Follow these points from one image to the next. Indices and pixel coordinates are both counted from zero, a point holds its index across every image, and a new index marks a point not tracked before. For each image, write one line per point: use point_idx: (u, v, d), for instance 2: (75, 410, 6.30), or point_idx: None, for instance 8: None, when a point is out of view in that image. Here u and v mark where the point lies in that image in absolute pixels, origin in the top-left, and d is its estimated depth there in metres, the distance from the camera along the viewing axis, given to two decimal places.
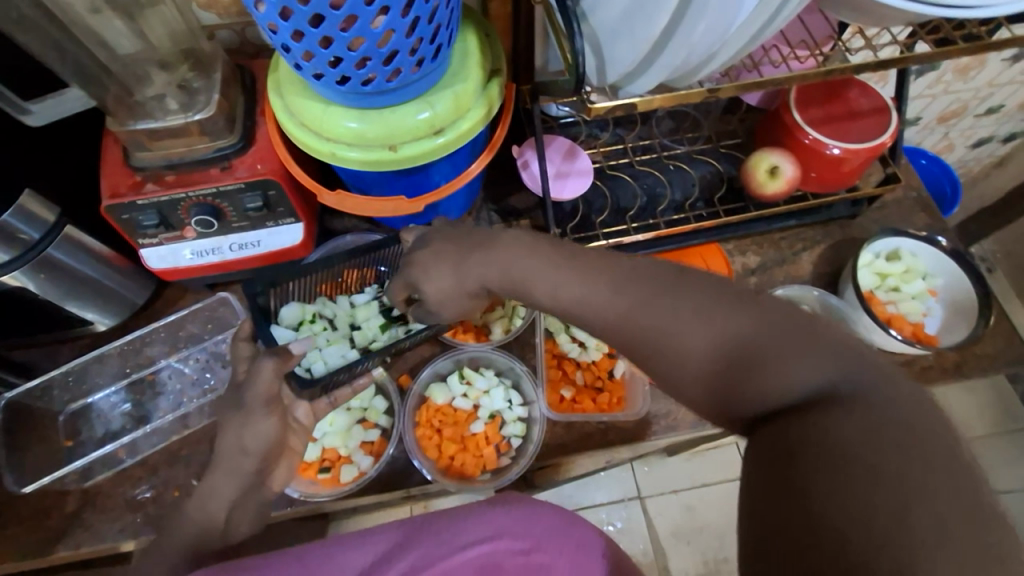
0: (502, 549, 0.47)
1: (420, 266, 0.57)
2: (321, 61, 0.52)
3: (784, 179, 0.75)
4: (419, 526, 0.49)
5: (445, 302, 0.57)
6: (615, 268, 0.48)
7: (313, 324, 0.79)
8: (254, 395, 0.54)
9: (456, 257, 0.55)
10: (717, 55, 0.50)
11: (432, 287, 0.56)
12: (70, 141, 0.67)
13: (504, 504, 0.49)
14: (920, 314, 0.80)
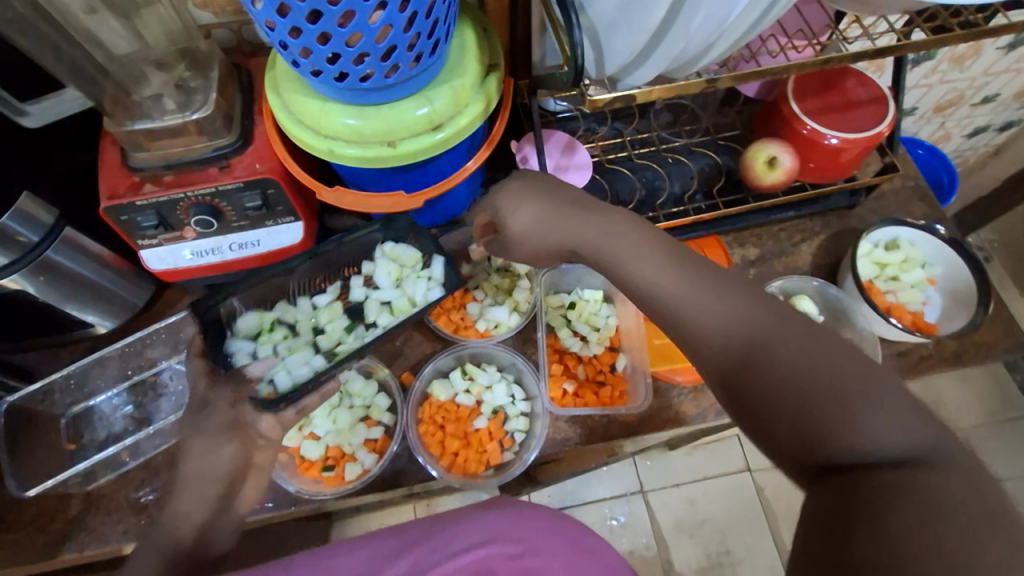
0: (495, 554, 0.52)
1: (513, 191, 0.61)
2: (318, 58, 0.52)
3: (783, 170, 0.75)
4: (415, 537, 0.52)
5: (527, 238, 0.60)
6: (658, 270, 0.50)
7: (272, 333, 0.76)
8: (214, 422, 0.55)
9: (554, 201, 0.59)
10: (715, 45, 0.50)
11: (515, 220, 0.60)
12: (67, 143, 0.67)
13: (497, 509, 0.55)
14: (919, 303, 0.80)
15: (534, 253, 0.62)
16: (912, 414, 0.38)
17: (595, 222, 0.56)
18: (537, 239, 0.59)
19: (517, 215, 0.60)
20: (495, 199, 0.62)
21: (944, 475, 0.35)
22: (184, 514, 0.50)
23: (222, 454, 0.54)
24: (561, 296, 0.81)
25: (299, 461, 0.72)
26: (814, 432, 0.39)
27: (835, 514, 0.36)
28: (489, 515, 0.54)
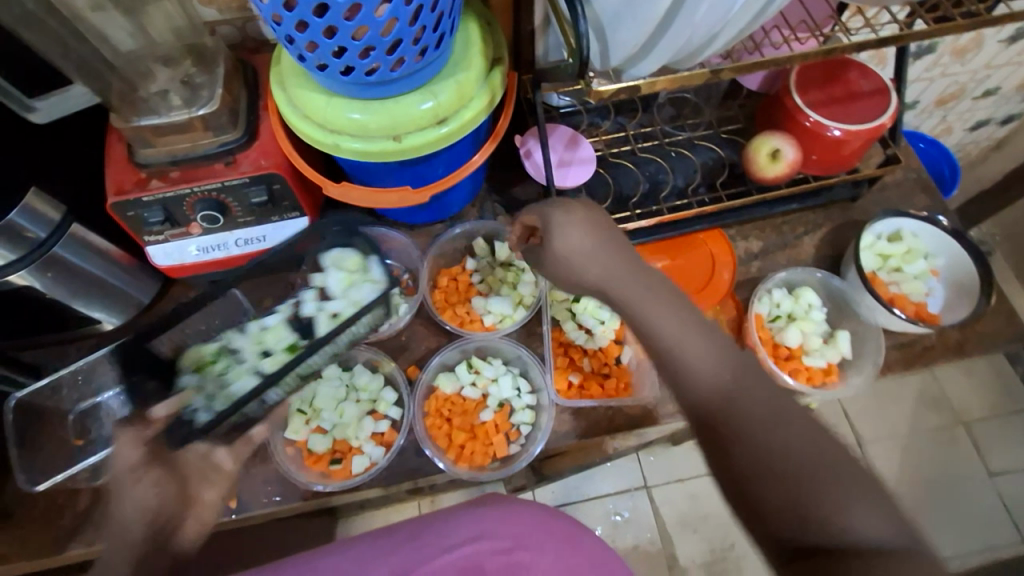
0: (481, 551, 0.61)
1: (567, 213, 0.60)
2: (324, 52, 0.52)
3: (786, 162, 0.76)
4: (403, 538, 0.63)
5: (572, 261, 0.59)
6: (688, 334, 0.53)
7: (216, 365, 0.68)
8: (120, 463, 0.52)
9: (604, 237, 0.59)
10: (719, 36, 0.50)
11: (565, 240, 0.59)
12: (74, 140, 0.68)
13: (486, 506, 0.65)
14: (923, 293, 0.81)
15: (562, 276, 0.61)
16: (884, 512, 0.42)
17: (637, 283, 0.57)
18: (585, 265, 0.58)
19: (568, 237, 0.59)
20: (545, 212, 0.61)
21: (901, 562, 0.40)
22: (128, 538, 0.49)
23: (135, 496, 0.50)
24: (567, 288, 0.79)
25: (308, 454, 0.73)
26: (798, 503, 0.44)
27: None
28: (476, 513, 0.64)
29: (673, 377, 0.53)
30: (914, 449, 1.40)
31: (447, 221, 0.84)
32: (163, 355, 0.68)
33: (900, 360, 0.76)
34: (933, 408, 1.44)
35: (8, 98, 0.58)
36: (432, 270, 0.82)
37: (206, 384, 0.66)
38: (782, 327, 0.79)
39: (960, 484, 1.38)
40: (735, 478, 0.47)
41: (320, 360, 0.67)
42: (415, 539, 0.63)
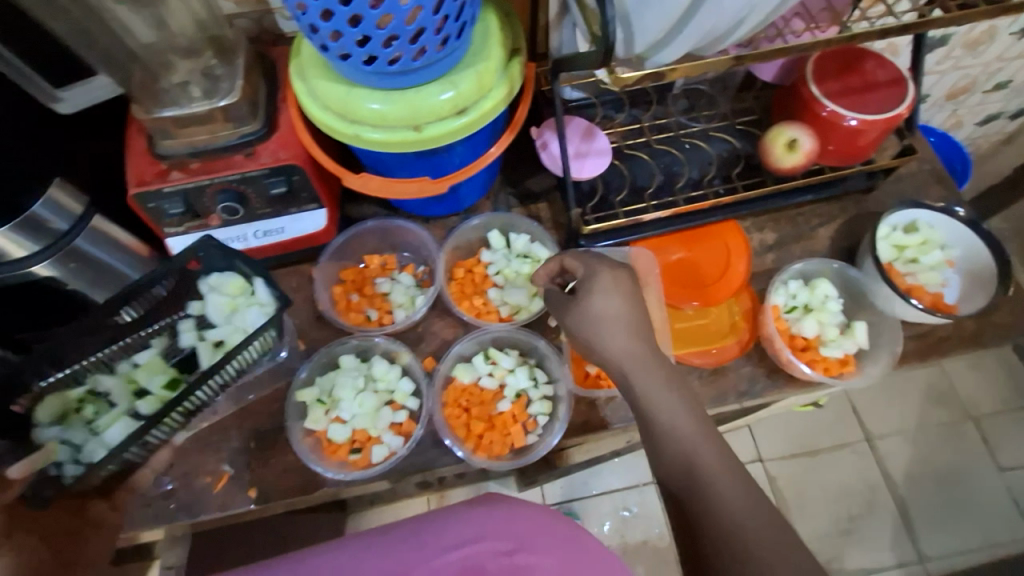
0: (481, 551, 0.62)
1: (605, 280, 0.62)
2: (348, 40, 0.53)
3: (803, 152, 0.76)
4: (398, 536, 0.65)
5: (597, 323, 0.60)
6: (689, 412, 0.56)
7: (82, 411, 0.69)
8: None
9: (633, 306, 0.61)
10: (745, 20, 0.50)
11: (594, 302, 0.61)
12: (94, 132, 0.68)
13: (480, 509, 0.66)
14: (939, 284, 0.80)
15: (579, 334, 0.62)
16: None
17: (653, 367, 0.58)
18: (608, 330, 0.60)
19: (601, 302, 0.61)
20: (581, 273, 0.63)
21: None
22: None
23: None
24: None
25: (326, 444, 0.72)
26: None
27: None
28: (472, 514, 0.65)
29: (657, 444, 0.56)
30: (924, 444, 1.40)
31: (462, 214, 0.85)
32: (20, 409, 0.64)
33: (917, 351, 0.77)
34: (942, 403, 1.44)
35: (30, 83, 0.59)
36: (449, 262, 0.82)
37: (74, 433, 0.68)
38: (798, 318, 0.79)
39: (969, 479, 1.38)
40: (695, 549, 0.51)
41: (208, 394, 0.68)
42: (414, 537, 0.64)
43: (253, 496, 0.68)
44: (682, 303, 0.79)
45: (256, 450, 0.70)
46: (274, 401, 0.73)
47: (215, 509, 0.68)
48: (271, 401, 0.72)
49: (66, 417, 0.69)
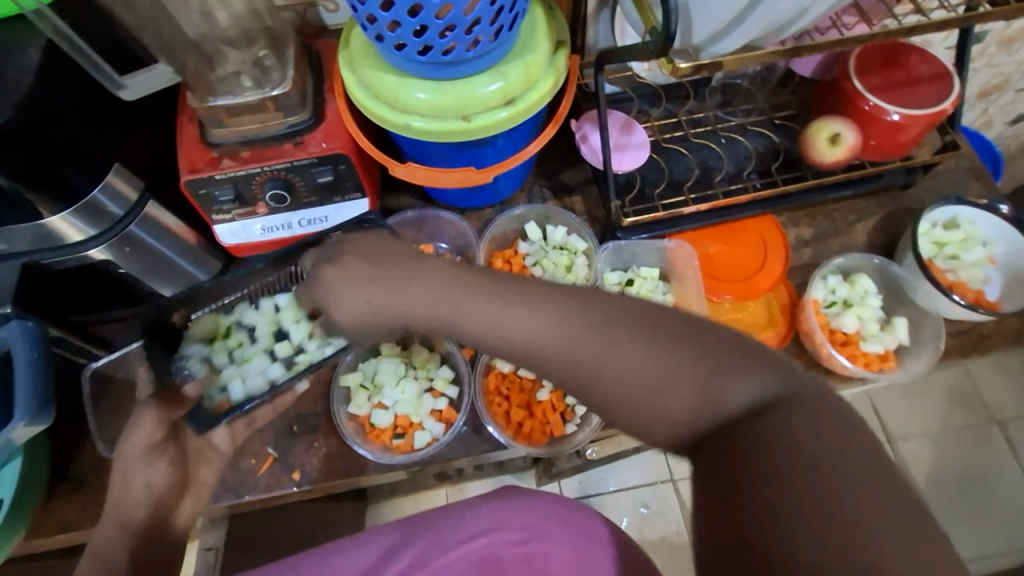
0: (497, 541, 0.61)
1: (337, 281, 0.55)
2: (405, 31, 0.54)
3: (845, 146, 0.76)
4: (419, 530, 0.64)
5: (361, 325, 0.55)
6: (533, 325, 0.48)
7: (227, 338, 0.74)
8: (134, 442, 0.58)
9: (372, 267, 0.54)
10: (808, 10, 0.50)
11: (343, 309, 0.55)
12: (147, 119, 0.69)
13: (499, 498, 0.64)
14: (981, 280, 0.80)
15: (393, 330, 0.55)
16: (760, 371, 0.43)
17: (460, 287, 0.51)
18: (378, 319, 0.54)
19: (344, 308, 0.54)
20: (311, 293, 0.58)
21: (796, 416, 0.40)
22: (132, 518, 0.55)
23: (146, 475, 0.57)
24: (618, 274, 0.82)
25: (369, 429, 0.74)
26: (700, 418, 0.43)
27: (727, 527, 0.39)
28: (490, 506, 0.63)
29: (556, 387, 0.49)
30: (947, 446, 1.38)
31: (498, 206, 0.86)
32: (176, 323, 0.70)
33: (957, 348, 0.77)
34: (966, 406, 1.42)
35: (102, 74, 0.60)
36: (487, 253, 0.83)
37: (217, 356, 0.72)
38: (838, 313, 0.79)
39: (993, 481, 1.36)
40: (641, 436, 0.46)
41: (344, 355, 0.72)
42: (430, 530, 0.64)
43: (297, 478, 0.70)
44: (717, 295, 0.80)
45: (300, 434, 0.71)
46: (316, 386, 0.74)
47: (261, 490, 0.69)
48: (314, 386, 0.74)
49: (213, 339, 0.74)
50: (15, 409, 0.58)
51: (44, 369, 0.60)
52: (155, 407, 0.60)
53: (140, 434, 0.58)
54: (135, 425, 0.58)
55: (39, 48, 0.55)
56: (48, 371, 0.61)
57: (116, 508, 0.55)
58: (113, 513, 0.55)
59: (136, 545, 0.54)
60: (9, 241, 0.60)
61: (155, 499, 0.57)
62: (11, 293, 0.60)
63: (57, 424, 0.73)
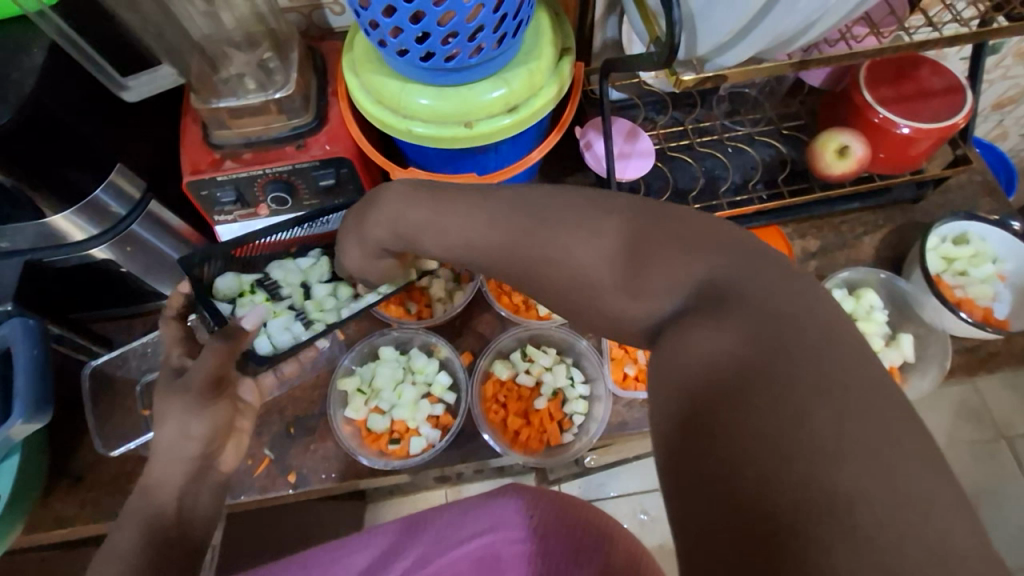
0: (500, 539, 0.60)
1: (347, 230, 0.59)
2: (408, 36, 0.53)
3: (854, 159, 0.74)
4: (420, 528, 0.63)
5: (367, 270, 0.61)
6: (497, 247, 0.47)
7: (252, 295, 0.75)
8: (201, 375, 0.57)
9: (360, 221, 0.57)
10: (816, 24, 0.49)
11: (351, 261, 0.60)
12: (151, 120, 0.69)
13: (500, 496, 0.62)
14: (989, 298, 0.78)
15: (384, 260, 0.60)
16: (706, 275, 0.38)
17: (438, 199, 0.50)
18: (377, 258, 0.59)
19: (348, 258, 0.60)
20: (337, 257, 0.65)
21: (742, 323, 0.34)
22: (187, 454, 0.57)
23: (205, 417, 0.58)
24: None
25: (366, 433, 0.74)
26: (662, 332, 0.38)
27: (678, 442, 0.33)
28: (492, 505, 0.61)
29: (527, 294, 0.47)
30: (954, 461, 1.36)
31: None
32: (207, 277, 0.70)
33: (964, 365, 0.76)
34: (972, 420, 1.39)
35: (103, 74, 0.59)
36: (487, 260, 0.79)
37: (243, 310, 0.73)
38: None
39: (998, 497, 1.34)
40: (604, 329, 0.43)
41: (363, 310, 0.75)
42: (430, 529, 0.62)
43: (292, 481, 0.69)
44: None
45: (297, 436, 0.71)
46: (314, 388, 0.74)
47: (256, 492, 0.69)
48: (312, 388, 0.73)
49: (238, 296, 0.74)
50: (15, 405, 0.59)
51: (43, 366, 0.61)
52: (222, 349, 0.58)
53: (205, 368, 0.57)
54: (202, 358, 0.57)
55: (44, 49, 0.55)
56: (47, 369, 0.61)
57: (171, 442, 0.56)
58: (163, 454, 0.56)
59: (157, 518, 0.54)
60: (12, 239, 0.60)
61: (206, 439, 0.58)
62: (14, 290, 0.60)
63: (56, 422, 0.73)
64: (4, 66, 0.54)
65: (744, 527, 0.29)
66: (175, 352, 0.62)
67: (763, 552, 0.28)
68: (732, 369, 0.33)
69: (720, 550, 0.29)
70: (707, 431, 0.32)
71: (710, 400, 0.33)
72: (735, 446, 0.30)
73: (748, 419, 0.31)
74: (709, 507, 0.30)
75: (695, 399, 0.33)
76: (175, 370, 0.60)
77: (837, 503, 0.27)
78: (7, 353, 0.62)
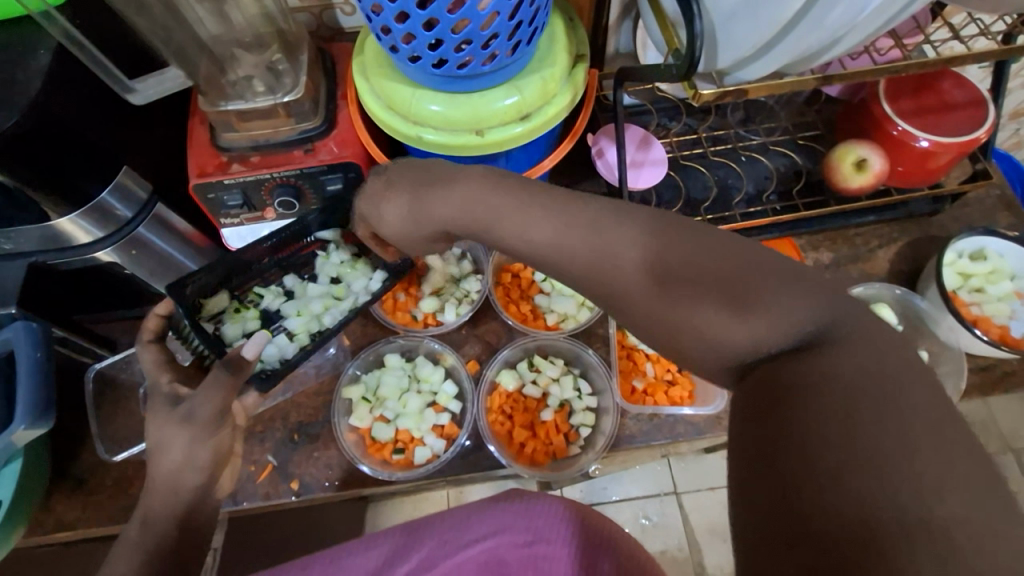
0: (503, 544, 0.58)
1: (391, 180, 0.57)
2: (420, 44, 0.52)
3: (872, 172, 0.73)
4: (422, 536, 0.61)
5: (400, 234, 0.58)
6: None
7: (242, 313, 0.72)
8: (203, 410, 0.55)
9: (412, 187, 0.55)
10: (840, 41, 0.48)
11: (386, 218, 0.58)
12: (159, 121, 0.69)
13: (505, 501, 0.61)
14: (1007, 316, 0.76)
15: (429, 243, 0.58)
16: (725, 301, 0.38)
17: (487, 198, 0.49)
18: (408, 222, 0.56)
19: (387, 213, 0.57)
20: (364, 208, 0.61)
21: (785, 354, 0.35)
22: (193, 483, 0.56)
23: (207, 444, 0.56)
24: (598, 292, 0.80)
25: (370, 442, 0.74)
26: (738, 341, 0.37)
27: (755, 441, 0.34)
28: (497, 509, 0.60)
29: None
30: None
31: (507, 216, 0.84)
32: (191, 294, 0.66)
33: (978, 384, 0.74)
34: None
35: (108, 76, 0.58)
36: (496, 268, 0.80)
37: (233, 329, 0.70)
38: None
39: None
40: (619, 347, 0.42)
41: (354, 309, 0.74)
42: (432, 534, 0.61)
43: (295, 488, 0.68)
44: None
45: (300, 443, 0.70)
46: (319, 395, 0.73)
47: (259, 499, 0.68)
48: (316, 395, 0.73)
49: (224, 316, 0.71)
50: (18, 411, 0.59)
51: (47, 371, 0.60)
52: (224, 380, 0.56)
53: (206, 404, 0.56)
54: (200, 396, 0.56)
55: (50, 51, 0.55)
56: (49, 375, 0.61)
57: (168, 465, 0.55)
58: (161, 484, 0.55)
59: (168, 527, 0.54)
60: (16, 241, 0.59)
61: (210, 468, 0.57)
62: (14, 295, 0.59)
63: (60, 424, 0.73)
64: (10, 68, 0.53)
65: (800, 536, 0.29)
66: (165, 378, 0.60)
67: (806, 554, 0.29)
68: (806, 387, 0.33)
69: (767, 551, 0.31)
70: (757, 444, 0.34)
71: (785, 408, 0.33)
72: (779, 458, 0.32)
73: (790, 433, 0.32)
74: (764, 504, 0.32)
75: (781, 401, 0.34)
76: (170, 397, 0.58)
77: (870, 547, 0.28)
78: (7, 357, 0.61)
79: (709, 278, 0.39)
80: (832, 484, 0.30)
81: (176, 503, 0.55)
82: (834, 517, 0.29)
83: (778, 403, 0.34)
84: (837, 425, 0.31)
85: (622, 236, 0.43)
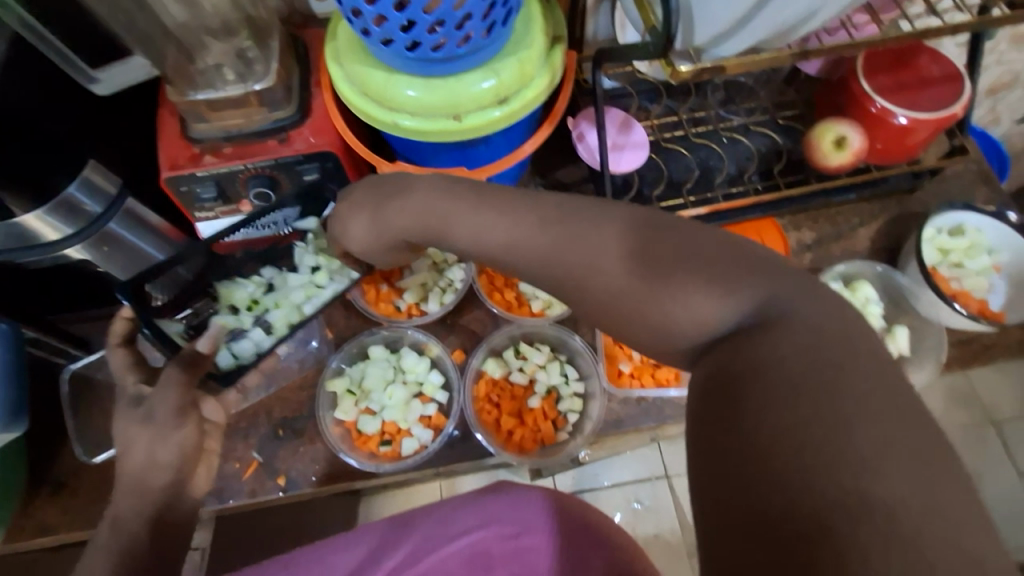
0: (489, 536, 0.58)
1: (354, 202, 0.56)
2: (392, 26, 0.51)
3: (850, 150, 0.73)
4: (409, 527, 0.60)
5: (370, 249, 0.58)
6: (496, 238, 0.46)
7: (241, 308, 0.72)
8: (164, 406, 0.55)
9: (374, 203, 0.54)
10: (816, 14, 0.48)
11: (354, 239, 0.57)
12: (126, 112, 0.67)
13: (495, 493, 0.60)
14: (984, 290, 0.78)
15: (397, 252, 0.58)
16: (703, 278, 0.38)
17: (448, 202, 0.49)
18: (379, 241, 0.56)
19: (354, 234, 0.57)
20: (333, 227, 0.60)
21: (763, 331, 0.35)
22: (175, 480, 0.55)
23: (172, 441, 0.55)
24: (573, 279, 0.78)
25: (357, 435, 0.73)
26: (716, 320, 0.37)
27: (713, 428, 0.34)
28: (483, 502, 0.59)
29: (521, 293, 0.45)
30: None
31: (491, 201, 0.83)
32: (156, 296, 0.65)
33: (957, 358, 0.76)
34: None
35: (71, 65, 0.58)
36: None
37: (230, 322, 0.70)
38: None
39: None
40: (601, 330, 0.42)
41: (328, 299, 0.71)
42: (420, 527, 0.60)
43: (281, 484, 0.68)
44: None
45: (286, 438, 0.70)
46: (303, 389, 0.72)
47: (245, 495, 0.67)
48: (300, 389, 0.72)
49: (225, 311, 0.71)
50: None
51: None
52: (180, 377, 0.56)
53: (169, 397, 0.55)
54: (161, 389, 0.56)
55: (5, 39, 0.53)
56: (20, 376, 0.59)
57: (142, 466, 0.54)
58: (134, 482, 0.54)
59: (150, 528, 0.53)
60: None
61: (178, 466, 0.56)
62: None
63: (37, 426, 0.71)
64: None
65: (765, 523, 0.30)
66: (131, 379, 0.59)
67: (773, 549, 0.29)
68: (766, 370, 0.34)
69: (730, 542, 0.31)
70: (716, 434, 0.33)
71: (738, 397, 0.34)
72: (738, 447, 0.32)
73: (750, 419, 0.32)
74: (726, 493, 0.32)
75: (733, 389, 0.34)
76: (135, 397, 0.58)
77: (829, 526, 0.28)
78: None
79: (690, 256, 0.39)
80: (801, 477, 0.30)
81: (160, 503, 0.54)
82: (792, 506, 0.29)
83: (732, 390, 0.34)
84: (796, 410, 0.31)
85: (602, 216, 0.43)
